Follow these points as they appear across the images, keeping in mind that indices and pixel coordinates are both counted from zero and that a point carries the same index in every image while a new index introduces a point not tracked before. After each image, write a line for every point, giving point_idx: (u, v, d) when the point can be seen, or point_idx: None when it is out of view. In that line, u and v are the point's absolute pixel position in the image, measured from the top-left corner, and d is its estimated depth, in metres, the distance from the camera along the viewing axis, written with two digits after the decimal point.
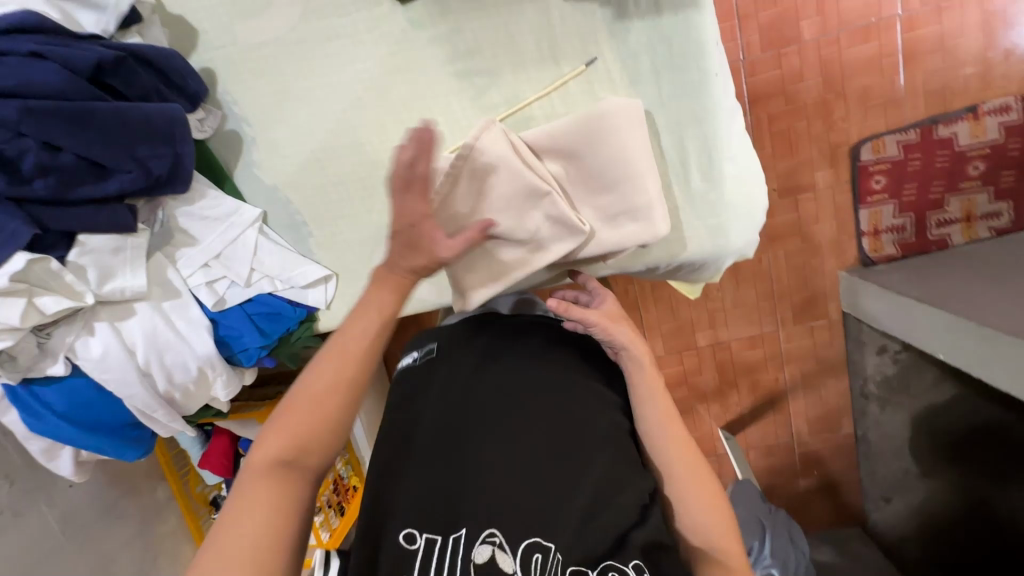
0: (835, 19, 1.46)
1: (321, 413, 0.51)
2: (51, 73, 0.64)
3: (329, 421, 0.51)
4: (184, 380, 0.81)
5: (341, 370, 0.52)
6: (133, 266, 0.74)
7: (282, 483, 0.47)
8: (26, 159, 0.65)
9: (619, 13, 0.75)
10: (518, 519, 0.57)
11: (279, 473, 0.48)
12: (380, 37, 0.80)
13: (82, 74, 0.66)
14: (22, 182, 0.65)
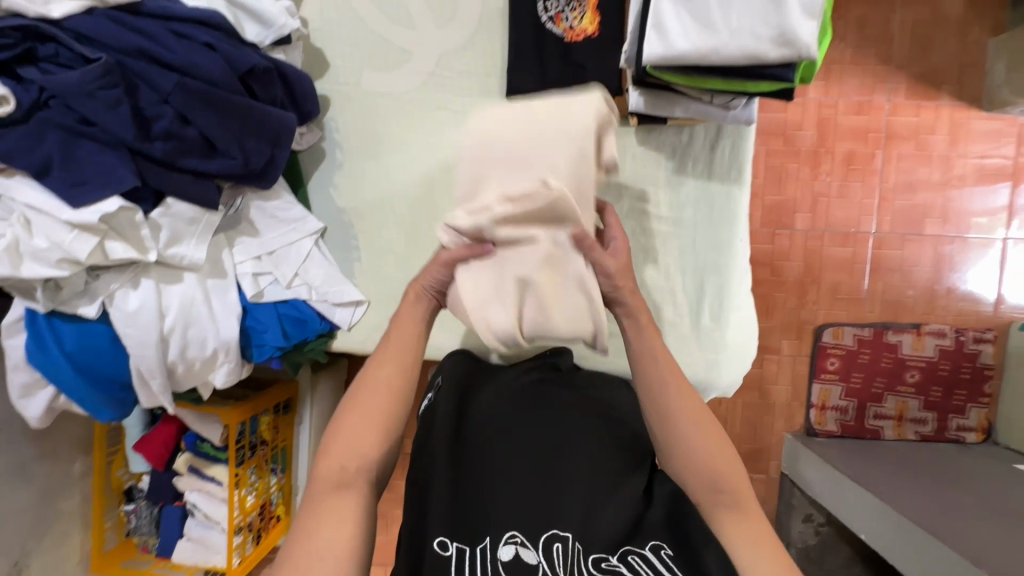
0: (823, 219, 1.73)
1: (351, 452, 0.64)
2: (215, 65, 0.72)
3: (360, 457, 0.64)
4: (195, 357, 0.82)
5: (368, 415, 0.66)
6: (199, 239, 0.79)
7: (329, 512, 0.61)
8: (157, 122, 0.70)
9: (679, 168, 0.91)
10: (530, 520, 0.69)
11: (330, 507, 0.61)
12: None
13: (237, 72, 0.75)
14: (145, 139, 0.70)
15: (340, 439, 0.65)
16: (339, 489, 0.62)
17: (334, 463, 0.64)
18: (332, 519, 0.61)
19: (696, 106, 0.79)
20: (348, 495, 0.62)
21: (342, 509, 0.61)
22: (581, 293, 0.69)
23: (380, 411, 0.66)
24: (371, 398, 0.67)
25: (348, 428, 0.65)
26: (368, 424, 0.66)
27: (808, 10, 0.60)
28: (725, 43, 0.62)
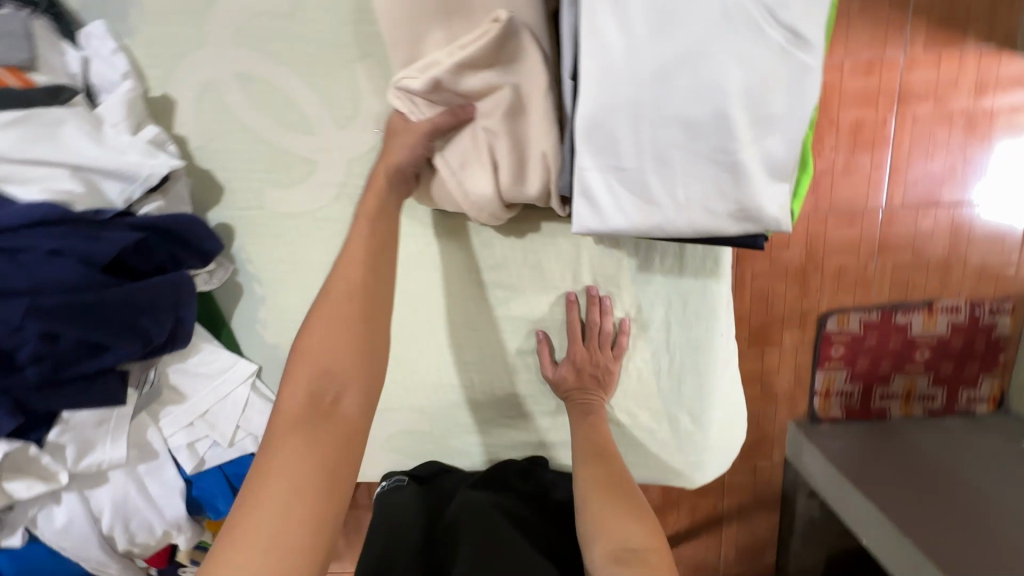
0: None
1: (315, 374, 0.57)
2: (66, 269, 0.62)
3: (327, 377, 0.58)
4: (146, 540, 0.79)
5: (334, 330, 0.59)
6: (114, 438, 0.71)
7: (288, 452, 0.54)
8: (21, 350, 0.61)
9: (644, 265, 0.78)
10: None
11: (287, 455, 0.54)
12: (410, 233, 0.80)
13: (99, 263, 0.64)
14: (14, 370, 0.62)
15: (306, 356, 0.58)
16: (300, 427, 0.55)
17: (298, 395, 0.57)
18: (290, 463, 0.54)
19: None
20: (309, 436, 0.55)
21: (300, 453, 0.54)
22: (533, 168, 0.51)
23: (350, 326, 0.59)
24: (339, 313, 0.59)
25: (314, 349, 0.58)
26: (336, 340, 0.58)
27: (775, 169, 0.46)
28: (673, 220, 0.48)
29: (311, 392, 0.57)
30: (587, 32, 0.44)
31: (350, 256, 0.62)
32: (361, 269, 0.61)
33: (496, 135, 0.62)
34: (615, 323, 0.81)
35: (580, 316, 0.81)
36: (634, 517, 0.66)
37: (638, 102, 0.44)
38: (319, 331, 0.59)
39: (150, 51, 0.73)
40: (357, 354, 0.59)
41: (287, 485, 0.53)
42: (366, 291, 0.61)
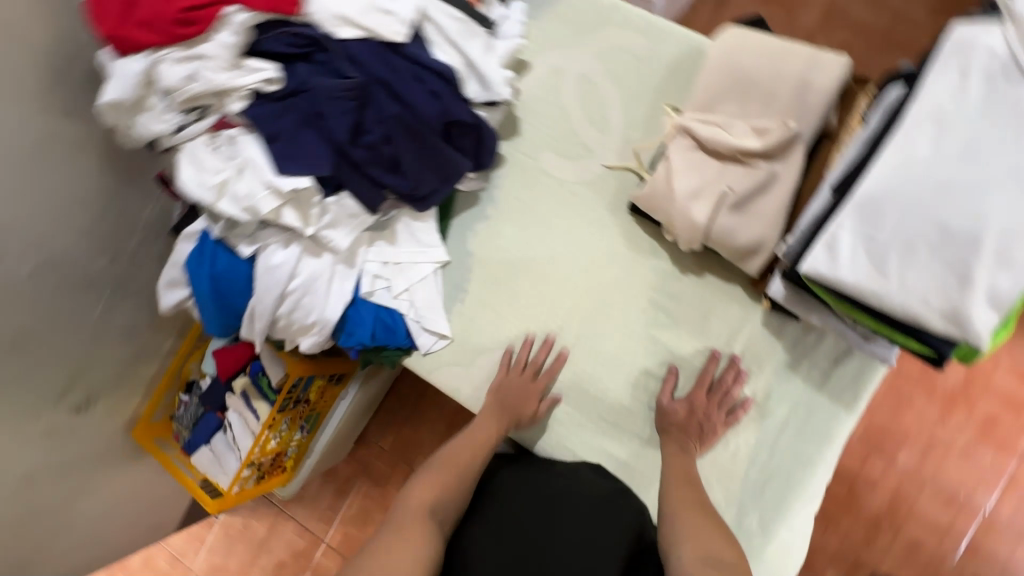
0: (931, 467, 1.45)
1: (441, 484, 0.83)
2: (430, 107, 0.83)
3: (451, 481, 0.84)
4: (297, 320, 0.93)
5: (463, 456, 0.87)
6: (349, 232, 0.90)
7: (412, 525, 0.75)
8: (368, 135, 0.83)
9: (792, 365, 0.88)
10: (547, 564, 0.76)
11: (419, 519, 0.76)
12: (625, 233, 0.96)
13: (445, 119, 0.86)
14: (352, 143, 0.82)
15: (429, 482, 0.82)
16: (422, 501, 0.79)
17: (417, 493, 0.81)
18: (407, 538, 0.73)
19: (834, 322, 0.77)
20: (436, 493, 0.81)
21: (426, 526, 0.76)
22: (772, 222, 0.80)
23: (465, 463, 0.87)
24: (462, 444, 0.89)
25: (439, 469, 0.85)
26: (451, 474, 0.84)
27: (998, 299, 0.57)
28: (889, 294, 0.60)
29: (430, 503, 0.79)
30: (897, 142, 0.60)
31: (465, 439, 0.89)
32: (471, 443, 0.89)
33: (728, 193, 0.82)
34: (739, 396, 0.88)
35: (712, 373, 0.91)
36: (718, 532, 0.74)
37: (910, 197, 0.59)
38: (437, 472, 0.85)
39: (540, 32, 1.02)
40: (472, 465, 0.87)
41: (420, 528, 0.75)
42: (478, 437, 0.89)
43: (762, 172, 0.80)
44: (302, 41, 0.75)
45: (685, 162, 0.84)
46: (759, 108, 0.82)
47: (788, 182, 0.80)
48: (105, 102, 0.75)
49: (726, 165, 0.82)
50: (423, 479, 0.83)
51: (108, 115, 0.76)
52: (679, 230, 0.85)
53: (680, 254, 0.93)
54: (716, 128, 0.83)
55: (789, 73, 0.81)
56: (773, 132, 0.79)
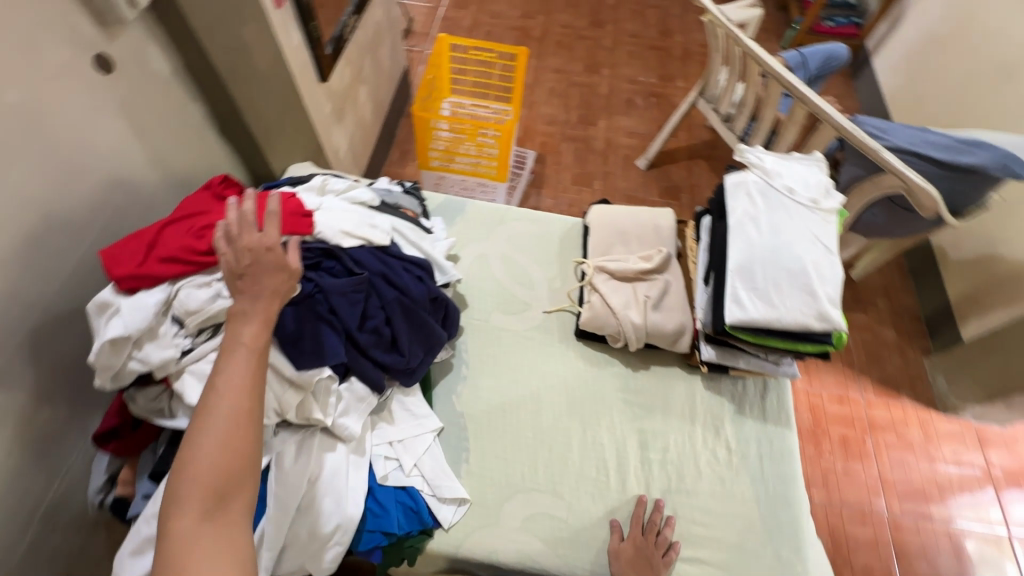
0: (836, 495, 1.86)
1: (207, 493, 0.64)
2: (416, 287, 1.01)
3: (222, 478, 0.66)
4: (315, 532, 0.84)
5: (225, 446, 0.66)
6: (360, 415, 0.92)
7: (225, 538, 0.65)
8: (371, 320, 0.95)
9: (739, 410, 1.12)
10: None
11: (205, 527, 0.64)
12: (581, 356, 1.18)
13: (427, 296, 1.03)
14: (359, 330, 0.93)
15: (202, 482, 0.64)
16: (195, 513, 0.63)
17: (190, 510, 0.63)
18: (203, 554, 0.62)
19: (755, 360, 1.07)
20: (221, 494, 0.65)
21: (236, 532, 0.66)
22: (681, 310, 1.13)
23: (234, 452, 0.67)
24: (242, 430, 0.68)
25: (210, 447, 0.66)
26: (224, 462, 0.66)
27: (833, 301, 0.93)
28: (782, 315, 0.93)
29: (203, 507, 0.64)
30: (735, 234, 1.00)
31: (240, 420, 0.68)
32: (232, 417, 0.68)
33: (648, 298, 1.13)
34: (670, 537, 0.97)
35: (644, 515, 1.00)
36: None
37: (760, 258, 0.97)
38: (198, 458, 0.65)
39: (460, 234, 1.33)
40: (241, 449, 0.67)
41: (218, 551, 0.63)
42: (246, 420, 0.69)
43: (660, 281, 1.15)
44: (315, 253, 0.93)
45: (608, 284, 1.16)
46: (635, 244, 1.22)
47: (677, 284, 1.16)
48: (107, 339, 0.73)
49: (632, 281, 1.16)
50: (192, 455, 0.65)
51: (102, 356, 0.73)
52: (626, 331, 1.11)
53: (627, 358, 1.18)
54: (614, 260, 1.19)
55: (645, 221, 1.23)
56: (656, 256, 1.17)
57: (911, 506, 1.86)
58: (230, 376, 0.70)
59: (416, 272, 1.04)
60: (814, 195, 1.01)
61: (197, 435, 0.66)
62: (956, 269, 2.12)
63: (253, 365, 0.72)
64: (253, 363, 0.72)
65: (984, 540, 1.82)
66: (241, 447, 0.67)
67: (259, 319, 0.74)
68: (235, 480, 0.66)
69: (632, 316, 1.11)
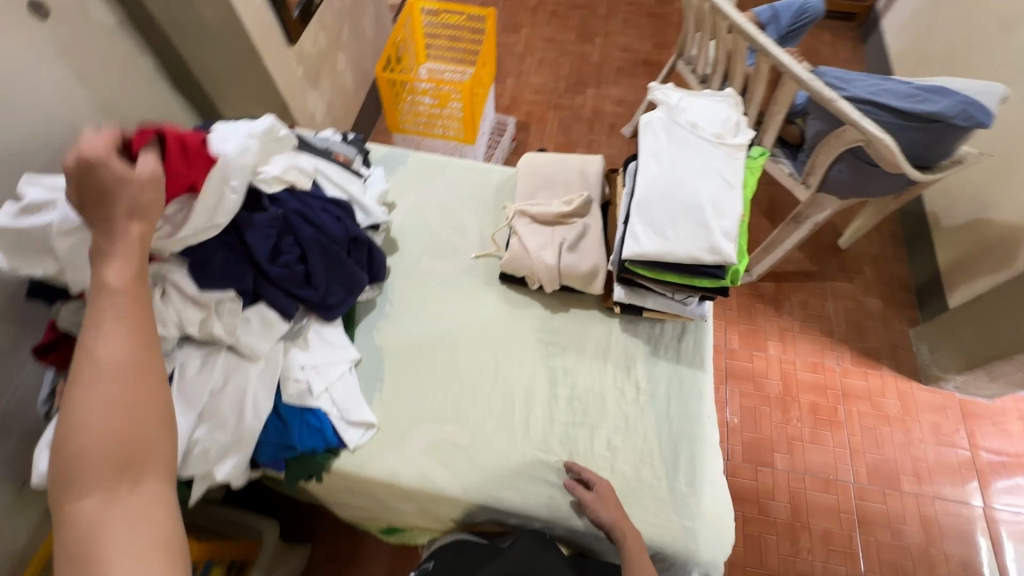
0: (801, 459, 1.84)
1: (107, 462, 0.58)
2: (333, 225, 1.05)
3: (123, 439, 0.59)
4: (216, 440, 0.91)
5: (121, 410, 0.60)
6: (268, 337, 0.98)
7: (135, 507, 0.58)
8: (284, 254, 1.01)
9: (653, 351, 1.13)
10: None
11: (124, 499, 0.58)
12: (504, 297, 1.21)
13: (346, 237, 1.08)
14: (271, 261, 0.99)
15: (92, 460, 0.57)
16: (100, 491, 0.57)
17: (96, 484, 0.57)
18: (115, 533, 0.55)
19: (663, 300, 1.07)
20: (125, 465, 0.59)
21: (152, 503, 0.59)
22: (596, 252, 1.14)
23: (133, 408, 0.61)
24: (127, 397, 0.61)
25: (96, 414, 0.59)
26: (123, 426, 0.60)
27: (728, 234, 0.93)
28: (677, 248, 0.93)
29: (104, 482, 0.57)
30: (640, 173, 1.01)
31: (120, 382, 0.61)
32: (105, 381, 0.60)
33: (564, 240, 1.15)
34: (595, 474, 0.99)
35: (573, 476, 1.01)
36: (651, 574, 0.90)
37: (660, 194, 0.97)
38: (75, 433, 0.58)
39: (399, 183, 1.37)
40: (126, 415, 0.60)
41: (131, 522, 0.57)
42: (138, 376, 0.63)
43: (578, 224, 1.17)
44: None
45: (526, 227, 1.18)
46: (560, 189, 1.23)
47: (597, 227, 1.17)
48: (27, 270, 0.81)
49: (551, 225, 1.18)
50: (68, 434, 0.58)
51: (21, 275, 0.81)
52: (540, 273, 1.13)
53: (547, 301, 1.20)
54: (536, 204, 1.21)
55: (572, 168, 1.25)
56: (576, 200, 1.18)
57: (880, 476, 1.82)
58: (98, 344, 0.62)
59: (336, 214, 1.08)
60: (718, 130, 1.03)
61: (78, 403, 0.59)
62: (947, 235, 2.02)
63: (120, 323, 0.64)
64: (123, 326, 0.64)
65: (957, 513, 1.76)
66: (128, 410, 0.61)
67: (123, 256, 0.67)
68: (132, 448, 0.60)
69: (544, 256, 1.13)
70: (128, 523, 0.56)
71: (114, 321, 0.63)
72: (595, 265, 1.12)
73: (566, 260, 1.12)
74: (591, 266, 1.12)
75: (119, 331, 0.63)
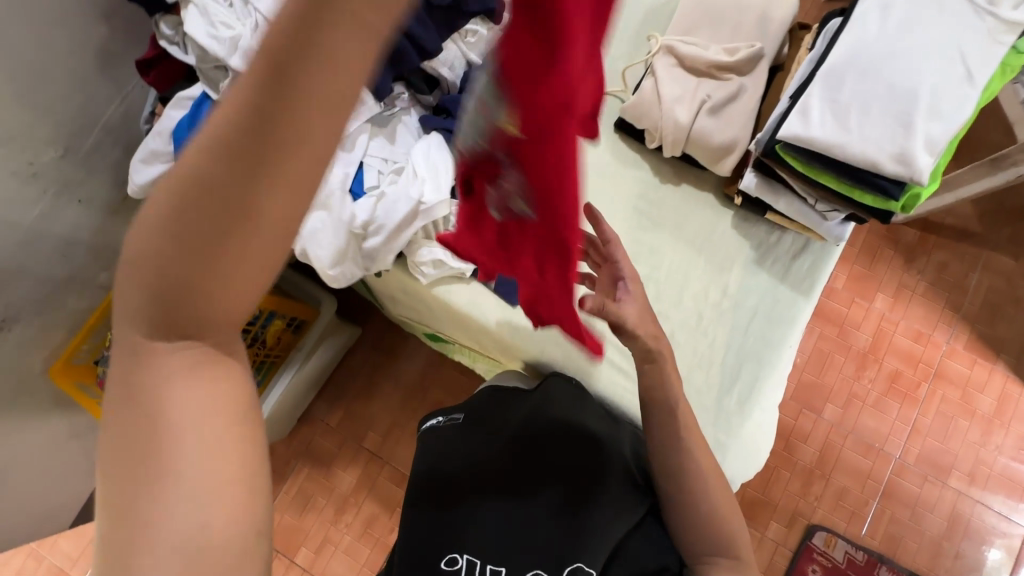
0: (852, 418, 1.72)
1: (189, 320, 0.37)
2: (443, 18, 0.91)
3: (217, 319, 0.38)
4: None
5: (237, 265, 0.33)
6: (354, 115, 0.91)
7: (216, 412, 0.41)
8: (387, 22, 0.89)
9: (758, 260, 0.98)
10: (553, 557, 0.79)
11: (207, 379, 0.41)
12: (611, 149, 1.05)
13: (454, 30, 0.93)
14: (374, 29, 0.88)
15: (196, 322, 0.37)
16: (185, 357, 0.40)
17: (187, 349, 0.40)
18: (180, 444, 0.40)
19: (799, 206, 0.88)
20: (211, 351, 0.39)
21: (241, 386, 0.44)
22: (741, 124, 0.93)
23: (248, 278, 0.34)
24: (232, 272, 0.33)
25: (186, 261, 0.34)
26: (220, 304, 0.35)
27: (932, 144, 0.70)
28: (853, 143, 0.72)
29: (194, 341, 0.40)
30: (850, 27, 0.75)
31: (234, 222, 0.32)
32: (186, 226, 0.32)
33: (707, 99, 0.94)
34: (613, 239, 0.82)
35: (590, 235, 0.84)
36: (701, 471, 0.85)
37: (864, 64, 0.73)
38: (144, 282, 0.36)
39: None
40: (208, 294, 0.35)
41: (203, 443, 0.40)
42: (259, 254, 0.33)
43: (732, 84, 0.94)
44: None
45: (663, 68, 0.96)
46: (726, 31, 0.97)
47: (754, 94, 0.94)
48: None
49: (697, 75, 0.96)
50: (133, 274, 0.36)
51: None
52: (664, 129, 0.94)
53: (659, 167, 1.03)
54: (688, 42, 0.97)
55: (752, 7, 0.96)
56: (742, 50, 0.93)
57: (930, 463, 1.69)
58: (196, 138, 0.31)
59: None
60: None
61: (177, 232, 0.33)
62: None
63: (226, 105, 0.30)
64: (228, 112, 0.30)
65: (994, 522, 1.65)
66: (217, 285, 0.34)
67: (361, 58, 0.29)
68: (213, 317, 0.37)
69: (677, 110, 0.93)
70: (200, 435, 0.40)
71: (250, 99, 0.29)
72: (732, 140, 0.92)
73: (701, 124, 0.93)
74: (727, 139, 0.92)
75: (214, 132, 0.30)
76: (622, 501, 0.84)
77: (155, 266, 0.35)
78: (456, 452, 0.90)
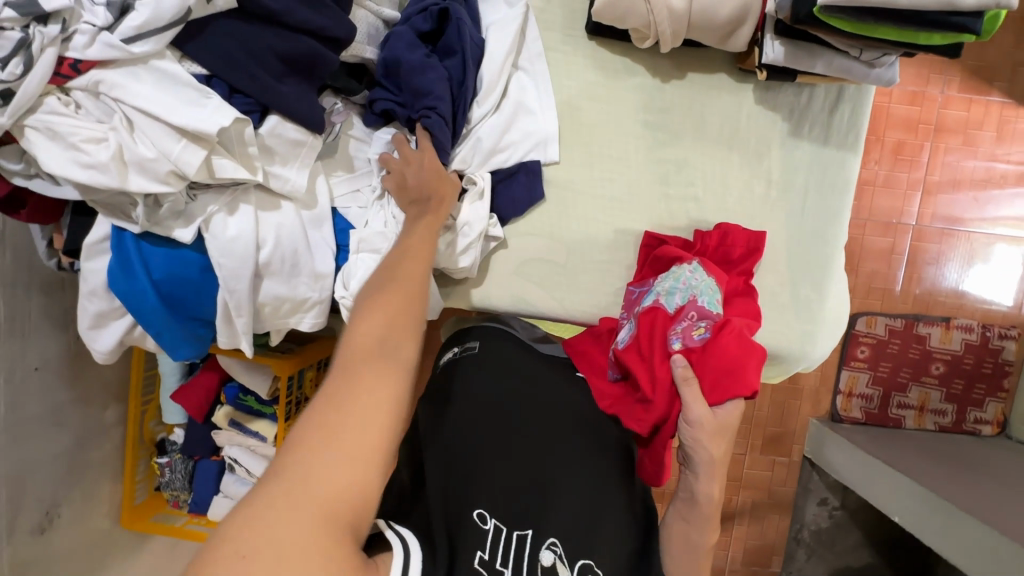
0: (866, 206, 1.73)
1: (382, 326, 0.58)
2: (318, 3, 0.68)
3: (388, 331, 0.58)
4: (286, 298, 0.77)
5: (397, 298, 0.61)
6: (301, 164, 0.72)
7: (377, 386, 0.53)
8: (268, 29, 0.66)
9: (794, 131, 0.87)
10: (574, 527, 0.65)
11: (370, 369, 0.54)
12: (593, 64, 0.87)
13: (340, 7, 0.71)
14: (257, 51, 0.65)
15: (375, 331, 0.57)
16: (369, 353, 0.55)
17: (363, 343, 0.57)
18: (361, 412, 0.51)
19: (840, 62, 0.75)
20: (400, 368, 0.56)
21: (387, 391, 0.53)
22: None
23: (408, 312, 0.61)
24: (394, 299, 0.61)
25: (382, 293, 0.61)
26: (388, 322, 0.58)
27: None
28: None
29: (382, 335, 0.57)
30: None
31: (402, 281, 0.63)
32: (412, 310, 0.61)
33: None
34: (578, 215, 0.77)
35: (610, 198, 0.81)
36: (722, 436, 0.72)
37: None
38: (367, 333, 0.57)
39: None
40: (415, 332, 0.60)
41: (374, 429, 0.51)
42: (410, 299, 0.62)
43: None
44: None
45: None
46: None
47: None
48: None
49: None
50: (362, 321, 0.58)
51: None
52: (659, 25, 0.76)
53: (656, 63, 0.86)
54: None
55: None
56: None
57: (944, 217, 1.75)
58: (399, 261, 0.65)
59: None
60: None
61: (379, 281, 0.63)
62: None
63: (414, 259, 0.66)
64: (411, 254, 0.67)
65: (1008, 243, 1.76)
66: (413, 336, 0.60)
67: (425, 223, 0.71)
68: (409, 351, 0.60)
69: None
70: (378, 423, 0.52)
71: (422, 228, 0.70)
72: (742, 4, 0.75)
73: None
74: (737, 6, 0.75)
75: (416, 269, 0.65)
76: (633, 492, 0.74)
77: (366, 301, 0.61)
78: (476, 401, 0.76)
